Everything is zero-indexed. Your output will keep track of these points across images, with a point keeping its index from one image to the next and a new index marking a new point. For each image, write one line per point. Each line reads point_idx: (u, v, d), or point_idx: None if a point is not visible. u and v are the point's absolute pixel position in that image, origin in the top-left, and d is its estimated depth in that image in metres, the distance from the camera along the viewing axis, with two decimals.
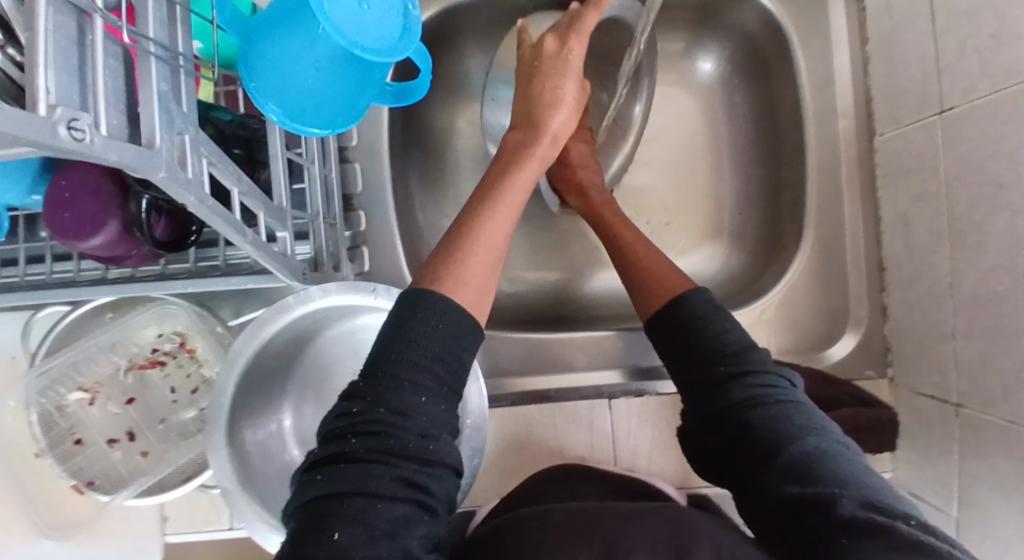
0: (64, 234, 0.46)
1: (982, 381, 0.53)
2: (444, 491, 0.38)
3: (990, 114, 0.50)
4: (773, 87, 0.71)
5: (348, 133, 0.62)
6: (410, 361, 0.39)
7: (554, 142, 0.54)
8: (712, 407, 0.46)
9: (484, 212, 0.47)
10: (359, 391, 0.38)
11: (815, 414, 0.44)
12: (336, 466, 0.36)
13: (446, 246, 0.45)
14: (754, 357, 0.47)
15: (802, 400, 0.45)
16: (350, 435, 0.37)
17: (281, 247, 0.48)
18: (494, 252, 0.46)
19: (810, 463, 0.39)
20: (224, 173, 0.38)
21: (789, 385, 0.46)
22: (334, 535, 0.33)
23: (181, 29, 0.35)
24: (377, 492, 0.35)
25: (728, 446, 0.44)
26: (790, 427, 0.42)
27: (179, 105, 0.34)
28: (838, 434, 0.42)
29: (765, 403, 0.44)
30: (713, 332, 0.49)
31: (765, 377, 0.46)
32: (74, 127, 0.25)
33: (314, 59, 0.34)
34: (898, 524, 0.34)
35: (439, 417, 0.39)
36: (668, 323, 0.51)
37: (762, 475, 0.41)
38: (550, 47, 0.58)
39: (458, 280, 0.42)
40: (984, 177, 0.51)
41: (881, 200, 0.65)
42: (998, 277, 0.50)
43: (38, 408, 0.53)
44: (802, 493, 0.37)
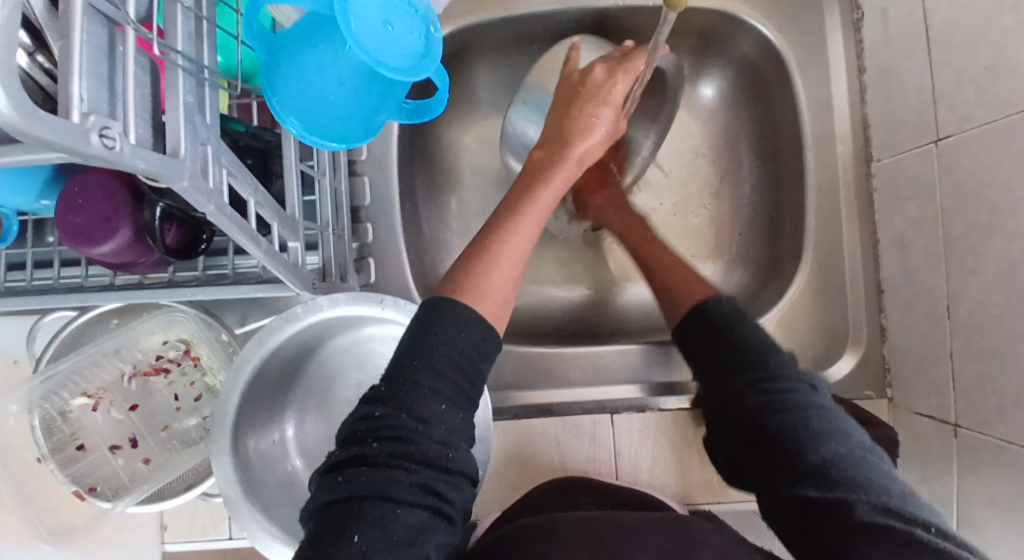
0: (77, 239, 0.47)
1: (980, 402, 0.53)
2: (461, 500, 0.39)
3: (985, 142, 0.52)
4: (774, 111, 0.72)
5: (357, 147, 0.64)
6: (433, 369, 0.40)
7: (576, 165, 0.56)
8: (730, 410, 0.48)
9: (506, 231, 0.48)
10: (381, 396, 0.39)
11: (838, 420, 0.45)
12: (357, 469, 0.36)
13: (468, 259, 0.47)
14: (777, 364, 0.49)
15: (826, 406, 0.46)
16: (371, 438, 0.38)
17: (292, 257, 0.49)
18: (515, 267, 0.47)
19: (829, 468, 0.40)
20: (243, 184, 0.39)
21: (813, 391, 0.48)
22: (354, 537, 0.33)
23: (207, 43, 0.36)
24: (396, 497, 0.35)
25: (748, 447, 0.46)
26: (809, 431, 0.43)
27: (203, 117, 0.35)
28: (862, 441, 0.44)
29: (787, 407, 0.45)
30: (732, 338, 0.52)
31: (786, 382, 0.47)
32: (105, 135, 0.26)
33: (338, 75, 0.35)
34: (917, 530, 0.36)
35: (457, 427, 0.40)
36: (691, 332, 0.55)
37: (780, 476, 0.43)
38: (595, 75, 0.59)
39: (480, 292, 0.44)
40: (980, 204, 0.53)
41: (879, 223, 0.66)
42: (995, 300, 0.51)
43: (41, 413, 0.53)
44: (819, 496, 0.39)
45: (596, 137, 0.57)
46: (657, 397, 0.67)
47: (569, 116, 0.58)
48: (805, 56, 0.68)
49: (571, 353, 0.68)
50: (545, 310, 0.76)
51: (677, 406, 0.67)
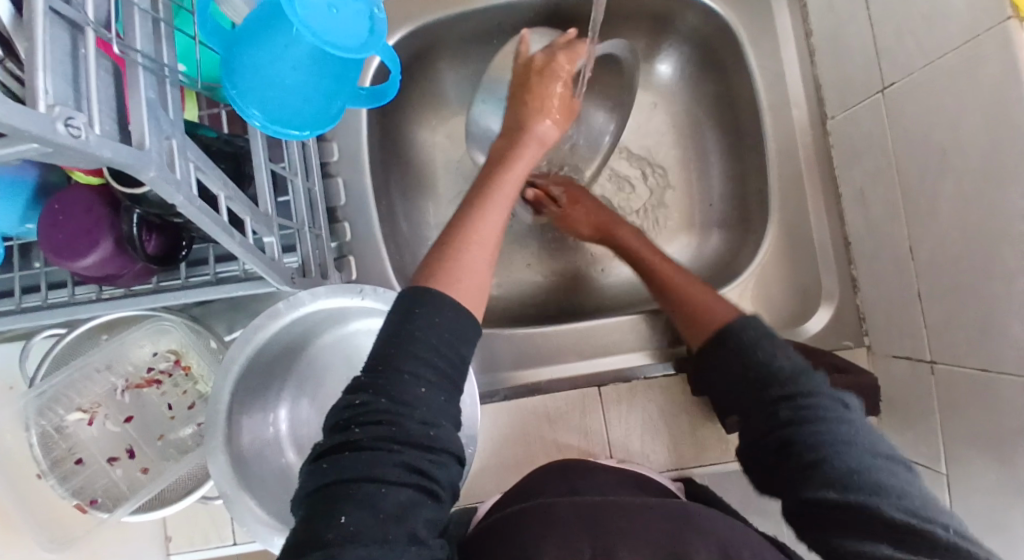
0: (59, 253, 0.48)
1: (949, 337, 0.55)
2: (447, 477, 0.39)
3: (927, 85, 0.54)
4: (731, 83, 0.75)
5: (329, 149, 0.66)
6: (412, 355, 0.40)
7: (539, 144, 0.59)
8: (758, 418, 0.46)
9: (474, 218, 0.50)
10: (363, 383, 0.40)
11: (869, 436, 0.42)
12: (341, 454, 0.37)
13: (439, 250, 0.48)
14: (807, 382, 0.46)
15: (856, 421, 0.43)
16: (354, 424, 0.38)
17: (270, 253, 0.50)
18: (489, 249, 0.49)
19: (853, 476, 0.38)
20: (211, 179, 0.41)
21: (843, 408, 0.44)
22: (341, 518, 0.34)
23: (166, 45, 0.38)
24: (381, 478, 0.36)
25: (774, 463, 0.44)
26: (844, 437, 0.41)
27: (167, 113, 0.36)
28: (893, 454, 0.41)
29: (812, 420, 0.42)
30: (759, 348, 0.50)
31: (812, 397, 0.44)
32: (71, 125, 0.28)
33: (291, 60, 0.37)
34: (937, 531, 0.35)
35: (441, 408, 0.40)
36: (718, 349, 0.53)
37: (801, 480, 0.40)
38: (538, 63, 0.63)
39: (454, 276, 0.45)
40: (927, 145, 0.55)
41: (839, 179, 0.68)
42: (953, 235, 0.53)
43: (38, 430, 0.53)
44: (843, 499, 0.37)
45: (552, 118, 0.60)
46: (637, 367, 0.69)
47: (525, 103, 0.61)
48: (753, 27, 0.71)
49: (555, 331, 0.69)
50: (529, 296, 0.77)
51: (662, 372, 0.68)
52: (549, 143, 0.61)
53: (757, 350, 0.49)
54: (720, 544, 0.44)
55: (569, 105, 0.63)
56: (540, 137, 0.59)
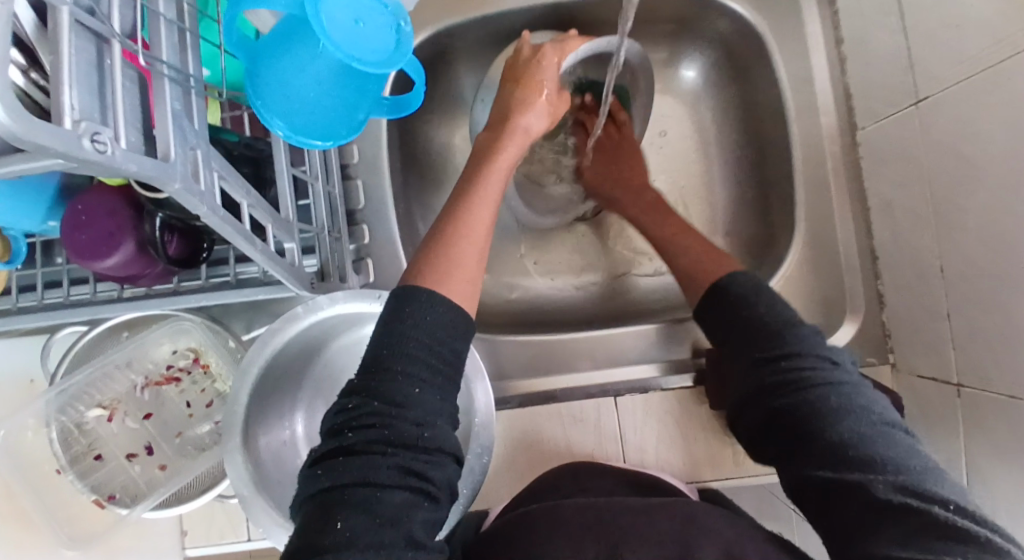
0: (82, 253, 0.49)
1: (977, 360, 0.53)
2: (444, 477, 0.39)
3: (962, 100, 0.52)
4: (757, 89, 0.73)
5: (349, 151, 0.65)
6: (405, 355, 0.40)
7: (522, 133, 0.58)
8: (751, 388, 0.49)
9: (462, 210, 0.49)
10: (356, 388, 0.40)
11: (861, 397, 0.45)
12: (335, 460, 0.37)
13: (431, 243, 0.47)
14: (797, 343, 0.48)
15: (846, 382, 0.46)
16: (348, 429, 0.38)
17: (290, 258, 0.50)
18: (478, 244, 0.48)
19: (846, 448, 0.41)
20: (235, 188, 0.40)
21: (833, 369, 0.47)
22: (338, 524, 0.34)
23: (191, 54, 0.38)
24: (375, 481, 0.36)
25: (766, 427, 0.47)
26: (836, 408, 0.43)
27: (191, 123, 0.36)
28: (886, 416, 0.44)
29: (806, 390, 0.45)
30: (750, 318, 0.51)
31: (802, 363, 0.47)
32: (97, 141, 0.28)
33: (317, 72, 0.37)
34: (934, 508, 0.37)
35: (435, 407, 0.40)
36: (719, 319, 0.54)
37: (798, 455, 0.43)
38: (526, 53, 0.62)
39: (443, 273, 0.44)
40: (959, 161, 0.53)
41: (868, 191, 0.66)
42: (984, 256, 0.51)
43: (58, 425, 0.55)
44: (838, 478, 0.40)
45: (537, 111, 0.59)
46: (658, 376, 0.67)
47: (509, 96, 0.60)
48: (782, 33, 0.69)
49: (574, 338, 0.68)
50: (546, 300, 0.77)
51: (679, 384, 0.67)
52: (533, 134, 0.59)
53: (753, 317, 0.51)
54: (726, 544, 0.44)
55: (555, 99, 0.62)
56: (524, 128, 0.58)
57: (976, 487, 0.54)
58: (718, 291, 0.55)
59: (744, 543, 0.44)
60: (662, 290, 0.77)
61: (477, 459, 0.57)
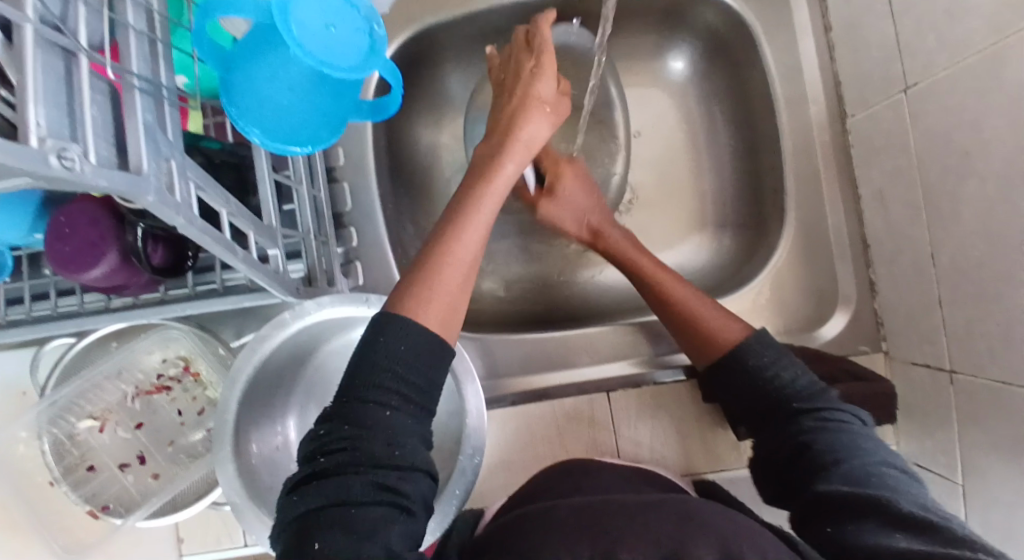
0: (66, 265, 0.48)
1: (971, 347, 0.53)
2: (419, 492, 0.39)
3: (951, 87, 0.52)
4: (745, 79, 0.72)
5: (334, 153, 0.65)
6: (376, 384, 0.39)
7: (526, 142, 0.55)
8: (779, 438, 0.49)
9: (450, 234, 0.46)
10: (328, 414, 0.40)
11: (883, 449, 0.46)
12: (309, 485, 0.37)
13: (416, 270, 0.45)
14: (829, 402, 0.50)
15: (872, 438, 0.47)
16: (319, 455, 0.38)
17: (274, 265, 0.49)
18: (462, 270, 0.46)
19: (866, 475, 0.42)
20: (213, 198, 0.40)
21: (861, 427, 0.48)
22: (316, 544, 0.34)
23: (164, 63, 0.37)
24: (349, 500, 0.36)
25: (789, 467, 0.47)
26: (857, 448, 0.45)
27: (164, 134, 0.36)
28: (908, 467, 0.44)
29: (830, 432, 0.46)
30: (778, 381, 0.52)
31: (831, 414, 0.48)
32: (66, 157, 0.27)
33: (289, 82, 0.37)
34: (950, 523, 0.37)
35: (407, 428, 0.39)
36: (737, 381, 0.54)
37: (818, 483, 0.43)
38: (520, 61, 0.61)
39: (422, 300, 0.43)
40: (949, 148, 0.53)
41: (859, 179, 0.66)
42: (975, 243, 0.51)
43: (49, 438, 0.56)
44: (855, 492, 0.40)
45: (539, 117, 0.57)
46: (652, 371, 0.68)
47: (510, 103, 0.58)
48: (770, 22, 0.68)
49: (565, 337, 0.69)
50: (538, 298, 0.77)
51: (672, 379, 0.67)
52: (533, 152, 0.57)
53: (777, 375, 0.52)
54: (723, 542, 0.41)
55: (557, 106, 0.60)
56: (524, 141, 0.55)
57: (972, 473, 0.54)
58: (739, 359, 0.54)
59: (737, 537, 0.41)
60: None
61: (469, 459, 0.56)
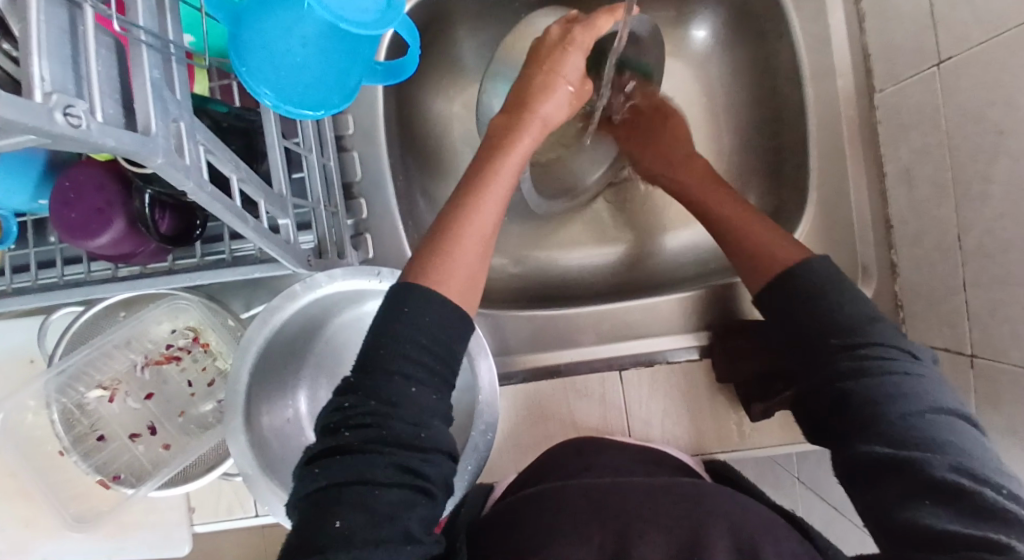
0: (73, 232, 0.47)
1: (993, 331, 0.52)
2: (440, 474, 0.38)
3: (987, 61, 0.49)
4: (770, 51, 0.70)
5: (343, 122, 0.63)
6: (401, 354, 0.38)
7: (541, 126, 0.53)
8: (819, 375, 0.47)
9: (467, 206, 0.45)
10: (351, 386, 0.39)
11: (933, 388, 0.42)
12: (331, 459, 0.36)
13: (432, 239, 0.44)
14: (874, 334, 0.46)
15: (922, 375, 0.43)
16: (344, 427, 0.37)
17: (285, 235, 0.48)
18: (482, 240, 0.45)
19: (905, 429, 0.39)
20: (223, 161, 0.38)
21: (912, 364, 0.44)
22: (337, 522, 0.33)
23: (171, 17, 0.35)
24: (372, 479, 0.35)
25: (828, 413, 0.45)
26: (902, 392, 0.41)
27: (173, 93, 0.34)
28: (957, 409, 0.41)
29: (876, 374, 0.43)
30: (827, 309, 0.48)
31: (878, 350, 0.44)
32: (70, 114, 0.26)
33: (302, 36, 0.35)
34: (985, 490, 0.36)
35: (432, 407, 0.39)
36: (782, 310, 0.51)
37: (854, 437, 0.42)
38: (555, 35, 0.57)
39: (443, 270, 0.42)
40: (978, 122, 0.51)
41: (884, 157, 0.64)
42: (1004, 224, 0.49)
43: (59, 406, 0.55)
44: (890, 454, 0.39)
45: (557, 100, 0.54)
46: (663, 350, 0.67)
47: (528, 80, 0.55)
48: None
49: (572, 313, 0.67)
50: (548, 271, 0.76)
51: (686, 358, 0.67)
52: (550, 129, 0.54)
53: (825, 304, 0.48)
54: (731, 528, 0.42)
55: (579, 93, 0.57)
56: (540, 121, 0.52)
57: None
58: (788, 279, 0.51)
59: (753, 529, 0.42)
60: (663, 262, 0.76)
61: (481, 436, 0.56)
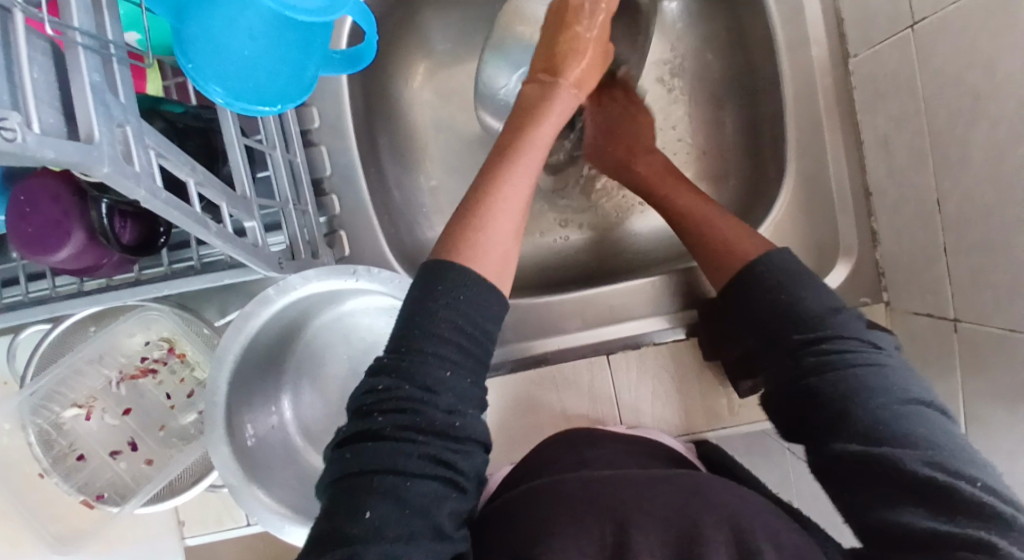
0: (30, 248, 0.44)
1: (975, 294, 0.52)
2: (473, 468, 0.37)
3: (961, 22, 0.48)
4: (744, 19, 0.69)
5: (308, 116, 0.61)
6: (434, 335, 0.37)
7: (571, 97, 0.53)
8: (786, 375, 0.47)
9: (498, 178, 0.44)
10: (386, 367, 0.37)
11: (898, 378, 0.42)
12: (364, 444, 0.35)
13: (463, 214, 0.43)
14: (837, 326, 0.46)
15: (886, 365, 0.43)
16: (376, 412, 0.36)
17: (252, 238, 0.46)
18: (516, 215, 0.43)
19: (877, 425, 0.39)
20: (177, 164, 0.36)
21: (875, 354, 0.44)
22: (366, 513, 0.32)
23: (109, 16, 0.33)
24: (405, 470, 0.34)
25: (799, 411, 0.45)
26: (867, 387, 0.41)
27: (116, 97, 0.32)
28: (926, 398, 0.41)
29: (841, 371, 0.43)
30: (786, 302, 0.49)
31: (840, 345, 0.45)
32: (3, 127, 0.24)
33: (248, 27, 0.33)
34: (961, 484, 0.35)
35: (466, 392, 0.38)
36: (748, 307, 0.52)
37: (828, 437, 0.41)
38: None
39: (476, 246, 0.41)
40: (959, 85, 0.50)
41: (862, 125, 0.63)
42: (984, 187, 0.49)
43: (34, 428, 0.54)
44: (864, 453, 0.38)
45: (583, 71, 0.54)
46: (649, 331, 0.66)
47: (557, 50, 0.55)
48: None
49: (556, 301, 0.66)
50: (530, 261, 0.75)
51: (673, 338, 0.66)
52: (581, 91, 0.55)
53: (782, 299, 0.49)
54: (731, 519, 0.41)
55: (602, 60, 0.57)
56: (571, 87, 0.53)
57: (973, 421, 0.54)
58: (749, 273, 0.52)
59: (745, 516, 0.42)
60: (645, 242, 0.75)
61: None
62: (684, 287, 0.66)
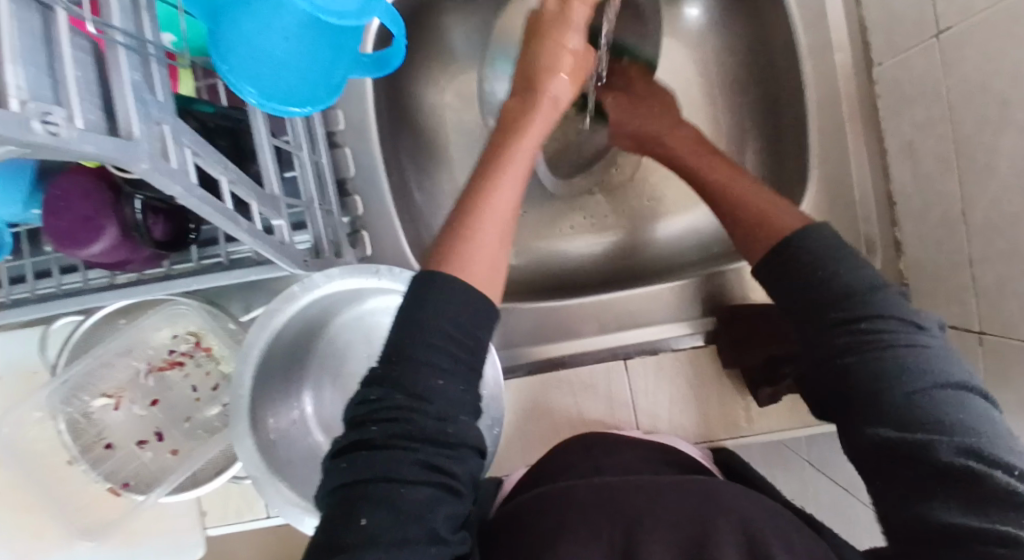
0: (66, 242, 0.46)
1: (1001, 305, 0.51)
2: (468, 472, 0.38)
3: (990, 30, 0.48)
4: (767, 26, 0.69)
5: (335, 117, 0.62)
6: (427, 342, 0.38)
7: (554, 104, 0.51)
8: (818, 354, 0.44)
9: (485, 189, 0.44)
10: (377, 378, 0.38)
11: (937, 358, 0.40)
12: (359, 454, 0.36)
13: (452, 227, 0.43)
14: (877, 304, 0.42)
15: (927, 345, 0.40)
16: (370, 422, 0.37)
17: (279, 235, 0.47)
18: (502, 226, 0.44)
19: (912, 411, 0.37)
20: (210, 163, 0.38)
21: (916, 332, 0.41)
22: (362, 520, 0.33)
23: (148, 17, 0.34)
24: (398, 477, 0.35)
25: (830, 390, 0.43)
26: (905, 369, 0.39)
27: (153, 95, 0.33)
28: (967, 380, 0.39)
29: (878, 351, 0.40)
30: (824, 279, 0.44)
31: (879, 323, 0.41)
32: (48, 122, 0.25)
33: (282, 29, 0.34)
34: (995, 472, 0.34)
35: (458, 399, 0.38)
36: (781, 281, 0.47)
37: (860, 421, 0.40)
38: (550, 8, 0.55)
39: (464, 257, 0.41)
40: (986, 95, 0.49)
41: (886, 132, 0.63)
42: (1011, 198, 0.48)
43: (64, 417, 0.56)
44: (898, 440, 0.37)
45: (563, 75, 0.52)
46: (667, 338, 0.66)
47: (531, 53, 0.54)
48: None
49: (578, 304, 0.66)
50: (548, 264, 0.75)
51: (691, 344, 0.66)
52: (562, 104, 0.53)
53: (820, 272, 0.45)
54: (743, 526, 0.41)
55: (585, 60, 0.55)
56: (553, 98, 0.51)
57: None
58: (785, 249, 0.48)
59: (761, 523, 0.42)
60: (662, 248, 0.75)
61: (489, 430, 0.58)
62: (707, 292, 0.65)
